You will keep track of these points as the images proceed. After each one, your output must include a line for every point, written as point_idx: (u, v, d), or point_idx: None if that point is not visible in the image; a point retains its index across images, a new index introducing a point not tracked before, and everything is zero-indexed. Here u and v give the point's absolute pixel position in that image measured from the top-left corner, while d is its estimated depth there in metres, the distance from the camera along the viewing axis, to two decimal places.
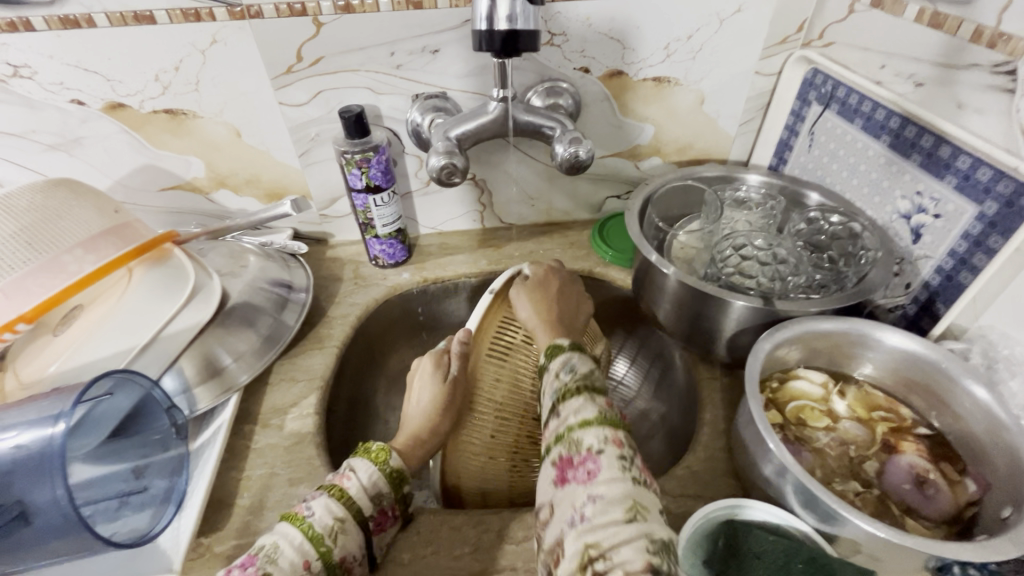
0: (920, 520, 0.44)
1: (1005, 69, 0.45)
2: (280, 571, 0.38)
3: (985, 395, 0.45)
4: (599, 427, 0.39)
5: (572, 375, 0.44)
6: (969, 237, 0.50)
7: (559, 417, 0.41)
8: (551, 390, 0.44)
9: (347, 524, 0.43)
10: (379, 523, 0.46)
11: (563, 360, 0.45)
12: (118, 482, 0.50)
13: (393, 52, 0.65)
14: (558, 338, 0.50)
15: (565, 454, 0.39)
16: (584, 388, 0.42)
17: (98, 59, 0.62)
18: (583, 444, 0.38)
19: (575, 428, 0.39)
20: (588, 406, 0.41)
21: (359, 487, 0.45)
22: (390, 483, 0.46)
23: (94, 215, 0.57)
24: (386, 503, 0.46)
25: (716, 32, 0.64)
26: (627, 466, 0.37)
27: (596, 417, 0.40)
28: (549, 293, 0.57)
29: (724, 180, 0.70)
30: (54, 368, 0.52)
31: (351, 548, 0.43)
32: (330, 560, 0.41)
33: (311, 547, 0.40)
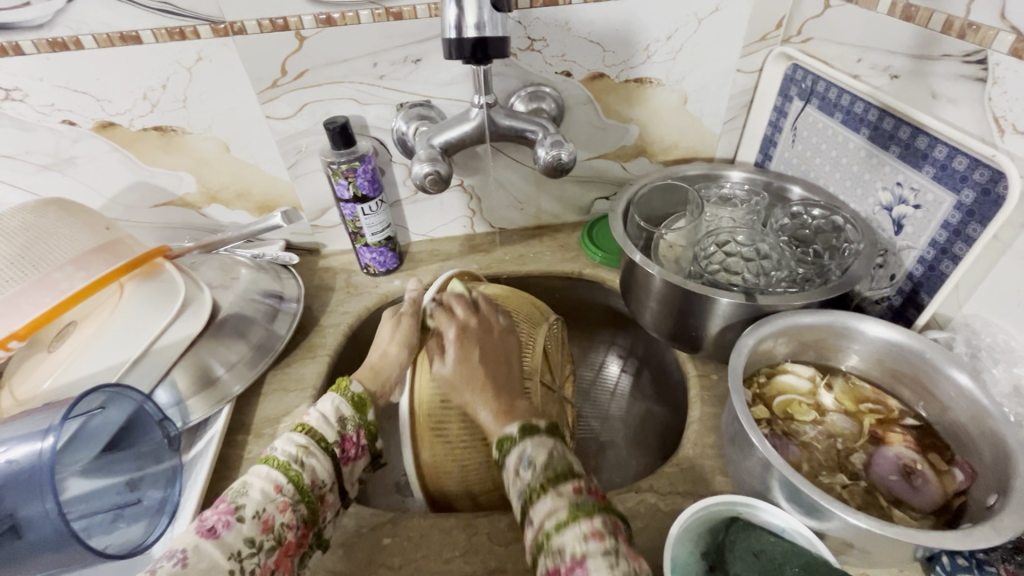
0: (908, 510, 0.44)
1: (976, 59, 0.45)
2: (252, 501, 0.41)
3: (968, 382, 0.45)
4: (574, 525, 0.38)
5: (533, 470, 0.41)
6: (948, 226, 0.50)
7: (533, 525, 0.39)
8: (514, 490, 0.41)
9: (313, 448, 0.45)
10: (346, 452, 0.48)
11: (518, 454, 0.42)
12: (111, 495, 0.51)
13: (376, 63, 0.66)
14: (501, 429, 0.45)
15: (551, 567, 0.37)
16: (550, 480, 0.40)
17: (87, 80, 0.63)
18: (566, 553, 0.37)
19: (552, 535, 0.38)
20: (561, 506, 0.39)
21: (322, 419, 0.47)
22: (353, 409, 0.49)
23: (85, 233, 0.58)
24: (350, 430, 0.48)
25: (695, 32, 0.65)
26: (615, 562, 0.36)
27: (569, 515, 0.38)
28: (474, 355, 0.49)
29: (708, 178, 0.71)
30: (48, 384, 0.53)
31: (320, 473, 0.45)
32: (302, 484, 0.43)
33: (279, 474, 0.43)
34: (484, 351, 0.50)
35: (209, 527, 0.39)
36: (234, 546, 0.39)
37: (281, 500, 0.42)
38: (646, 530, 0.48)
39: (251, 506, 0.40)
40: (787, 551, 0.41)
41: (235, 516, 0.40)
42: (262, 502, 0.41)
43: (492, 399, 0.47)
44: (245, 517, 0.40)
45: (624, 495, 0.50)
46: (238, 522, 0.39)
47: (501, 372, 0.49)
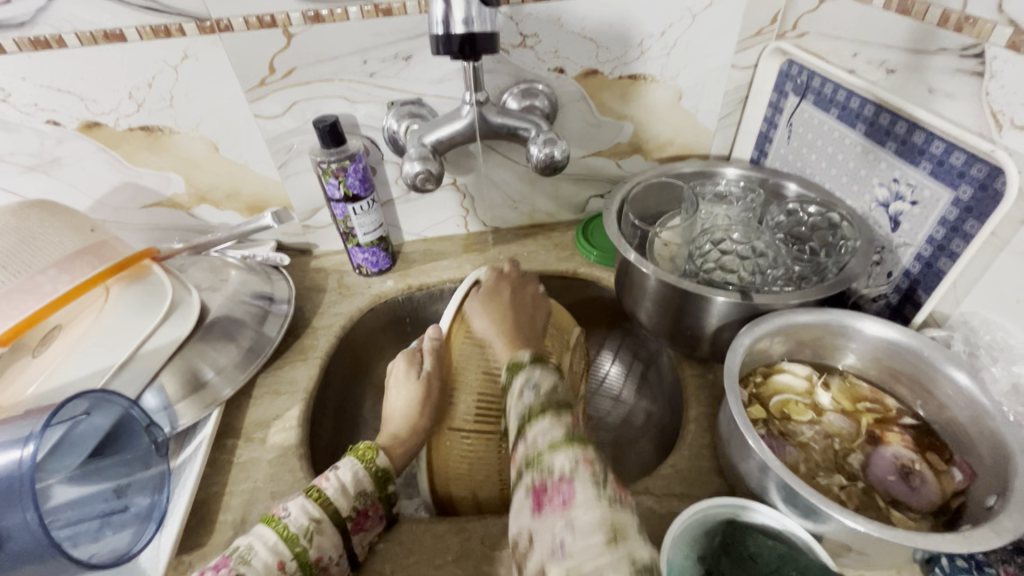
0: (906, 512, 0.44)
1: (973, 53, 0.44)
2: (254, 572, 0.38)
3: (966, 380, 0.45)
4: (565, 449, 0.35)
5: (536, 393, 0.40)
6: (946, 222, 0.49)
7: (526, 442, 0.37)
8: (515, 411, 0.40)
9: (324, 524, 0.43)
10: (359, 522, 0.46)
11: (524, 378, 0.41)
12: (97, 503, 0.50)
13: (366, 60, 0.64)
14: (514, 356, 0.47)
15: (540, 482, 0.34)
16: (549, 407, 0.38)
17: (71, 79, 0.62)
18: (555, 468, 0.34)
19: (546, 452, 0.35)
20: (557, 427, 0.37)
21: (340, 490, 0.45)
22: (375, 482, 0.47)
23: (69, 235, 0.57)
24: (368, 503, 0.46)
25: (689, 28, 0.64)
26: (601, 486, 0.33)
27: (564, 436, 0.36)
28: (502, 318, 0.53)
29: (703, 175, 0.70)
30: (32, 389, 0.51)
31: (328, 549, 0.43)
32: (306, 559, 0.41)
33: (285, 548, 0.41)
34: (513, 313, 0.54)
35: None
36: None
37: None
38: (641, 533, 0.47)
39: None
40: (783, 556, 0.40)
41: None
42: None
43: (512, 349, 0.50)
44: None
45: None
46: None
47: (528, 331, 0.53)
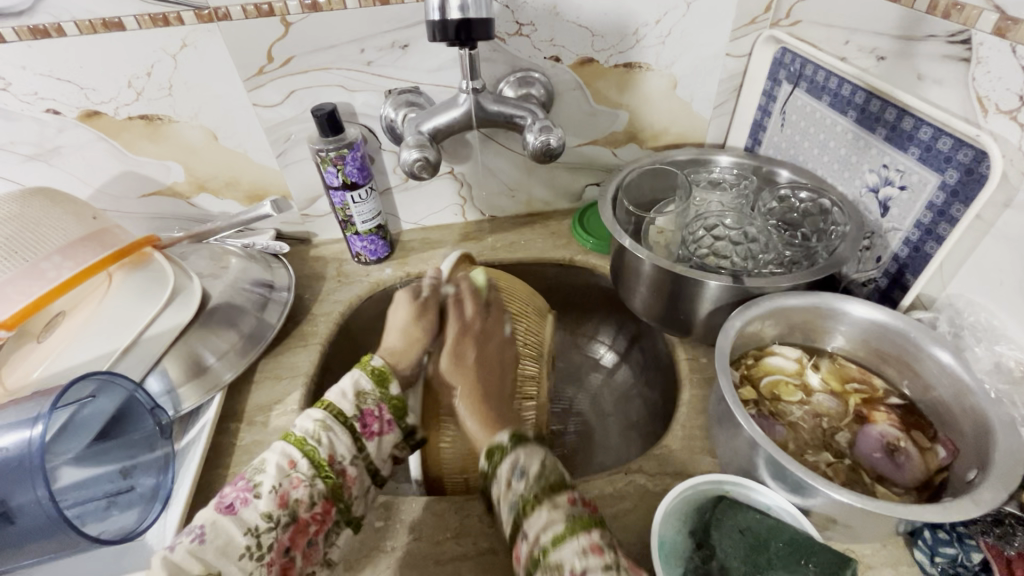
0: (892, 487, 0.45)
1: (960, 39, 0.45)
2: (268, 478, 0.42)
3: (950, 359, 0.46)
4: (574, 539, 0.37)
5: (526, 481, 0.40)
6: (933, 207, 0.50)
7: (528, 539, 0.38)
8: (506, 504, 0.41)
9: (329, 423, 0.45)
10: (367, 425, 0.47)
11: (509, 464, 0.41)
12: (105, 482, 0.51)
13: (363, 49, 0.65)
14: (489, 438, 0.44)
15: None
16: (544, 494, 0.40)
17: (71, 68, 0.62)
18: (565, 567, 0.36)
19: (550, 550, 0.37)
20: (556, 519, 0.38)
21: (342, 395, 0.47)
22: (375, 383, 0.48)
23: (71, 222, 0.57)
24: (371, 404, 0.47)
25: (684, 16, 0.64)
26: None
27: (566, 528, 0.38)
28: (469, 356, 0.50)
29: (697, 163, 0.71)
30: (38, 373, 0.52)
31: (340, 449, 0.45)
32: (317, 459, 0.44)
33: (294, 449, 0.44)
34: (479, 364, 0.50)
35: (230, 502, 0.41)
36: (250, 523, 0.40)
37: (295, 475, 0.43)
38: (635, 510, 0.48)
39: (267, 484, 0.42)
40: (771, 527, 0.42)
41: (251, 492, 0.41)
42: (278, 480, 0.42)
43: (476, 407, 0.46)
44: (260, 494, 0.41)
45: (613, 476, 0.51)
46: (255, 497, 0.41)
47: (500, 398, 0.48)
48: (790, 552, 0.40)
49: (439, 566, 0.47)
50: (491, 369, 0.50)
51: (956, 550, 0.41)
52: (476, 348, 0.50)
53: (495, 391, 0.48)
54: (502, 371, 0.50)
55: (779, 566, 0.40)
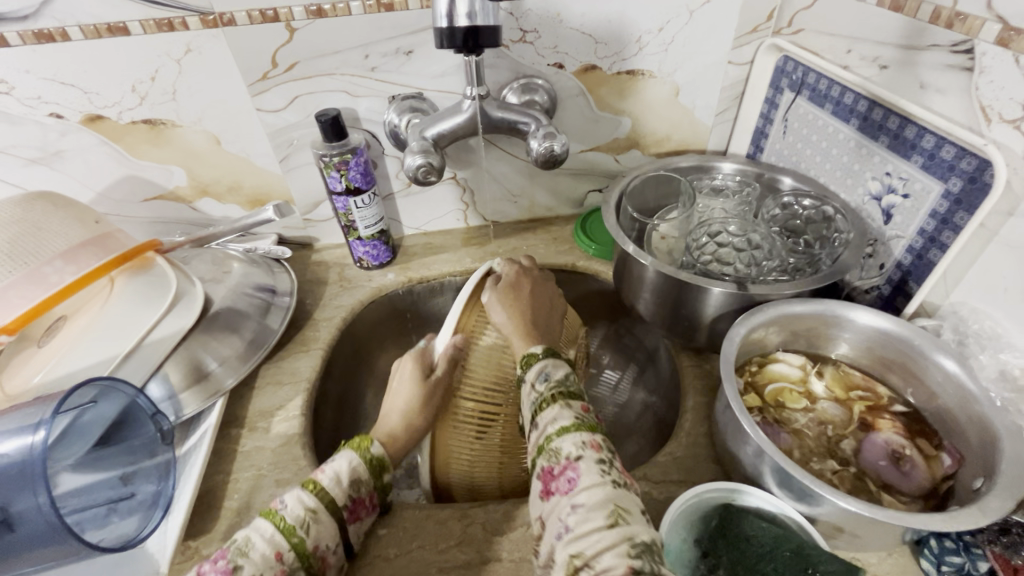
0: (897, 495, 0.45)
1: (963, 49, 0.45)
2: (252, 564, 0.39)
3: (954, 367, 0.46)
4: (576, 433, 0.39)
5: (548, 383, 0.44)
6: (936, 215, 0.51)
7: (537, 429, 0.41)
8: (529, 400, 0.44)
9: (321, 513, 0.43)
10: (355, 512, 0.46)
11: (537, 368, 0.45)
12: (105, 489, 0.51)
13: (367, 55, 0.65)
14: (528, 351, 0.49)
15: (546, 467, 0.39)
16: (560, 395, 0.43)
17: (75, 72, 0.62)
18: (562, 453, 0.38)
19: (554, 438, 0.40)
20: (565, 414, 0.41)
21: (336, 480, 0.45)
22: (371, 470, 0.47)
23: (74, 226, 0.57)
24: (362, 492, 0.46)
25: (687, 24, 0.65)
26: (606, 469, 0.37)
27: (573, 423, 0.40)
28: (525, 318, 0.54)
29: (700, 169, 0.71)
30: (38, 379, 0.52)
31: (325, 538, 0.43)
32: (304, 550, 0.41)
33: (283, 538, 0.41)
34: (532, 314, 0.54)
35: None
36: None
37: (281, 567, 0.40)
38: None
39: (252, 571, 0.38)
40: (777, 536, 0.41)
41: None
42: (263, 569, 0.39)
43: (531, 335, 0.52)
44: None
45: None
46: None
47: (545, 333, 0.54)
48: (797, 560, 0.40)
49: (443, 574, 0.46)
50: (540, 309, 0.56)
51: (963, 560, 0.41)
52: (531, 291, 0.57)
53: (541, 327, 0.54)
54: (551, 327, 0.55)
55: None
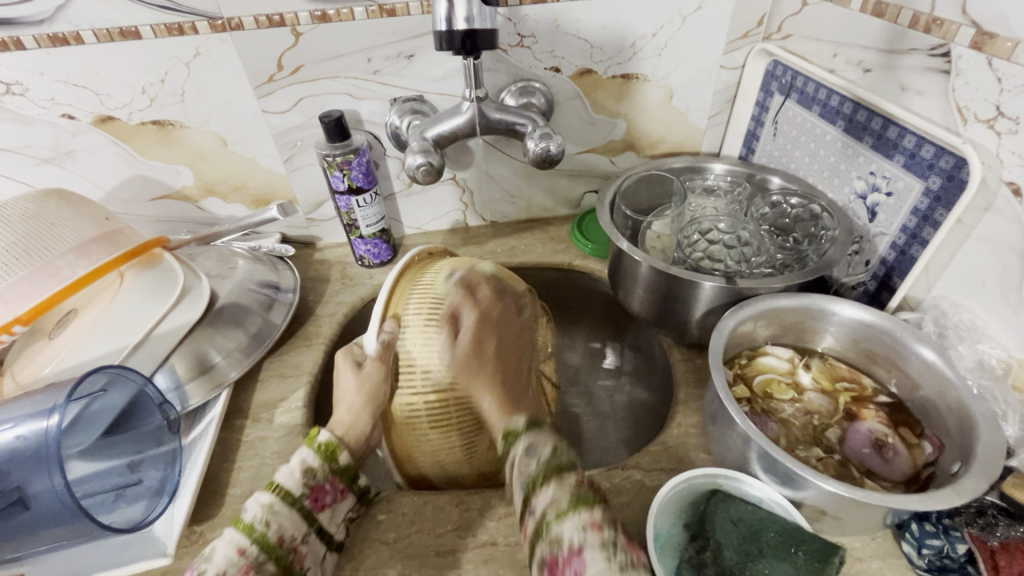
0: (880, 481, 0.47)
1: (940, 52, 0.47)
2: (213, 567, 0.39)
3: (933, 356, 0.48)
4: (574, 515, 0.37)
5: (537, 462, 0.41)
6: (918, 212, 0.52)
7: (533, 514, 0.39)
8: (517, 480, 0.41)
9: (278, 506, 0.43)
10: (320, 499, 0.46)
11: (522, 446, 0.43)
12: (113, 476, 0.52)
13: (370, 59, 0.67)
14: (505, 422, 0.47)
15: (549, 556, 0.36)
16: (551, 472, 0.40)
17: (87, 75, 0.65)
18: (563, 542, 0.36)
19: (552, 524, 0.37)
20: (562, 494, 0.38)
21: (289, 474, 0.45)
22: (323, 457, 0.46)
23: (85, 222, 0.59)
24: (322, 479, 0.46)
25: (679, 29, 0.67)
26: (612, 553, 0.35)
27: (570, 504, 0.38)
28: (490, 346, 0.53)
29: (692, 170, 0.73)
30: (50, 369, 0.54)
31: (289, 529, 0.43)
32: (268, 542, 0.41)
33: (243, 536, 0.41)
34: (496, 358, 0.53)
35: None
36: None
37: (244, 561, 0.40)
38: (632, 504, 0.50)
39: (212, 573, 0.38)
40: (763, 518, 0.43)
41: None
42: (224, 569, 0.39)
43: (497, 392, 0.50)
44: None
45: (611, 471, 0.52)
46: None
47: (513, 386, 0.51)
48: (783, 541, 0.42)
49: (440, 557, 0.48)
50: (508, 359, 0.54)
51: (943, 542, 0.42)
52: (493, 344, 0.53)
53: (508, 384, 0.51)
54: (516, 366, 0.54)
55: (771, 556, 0.41)
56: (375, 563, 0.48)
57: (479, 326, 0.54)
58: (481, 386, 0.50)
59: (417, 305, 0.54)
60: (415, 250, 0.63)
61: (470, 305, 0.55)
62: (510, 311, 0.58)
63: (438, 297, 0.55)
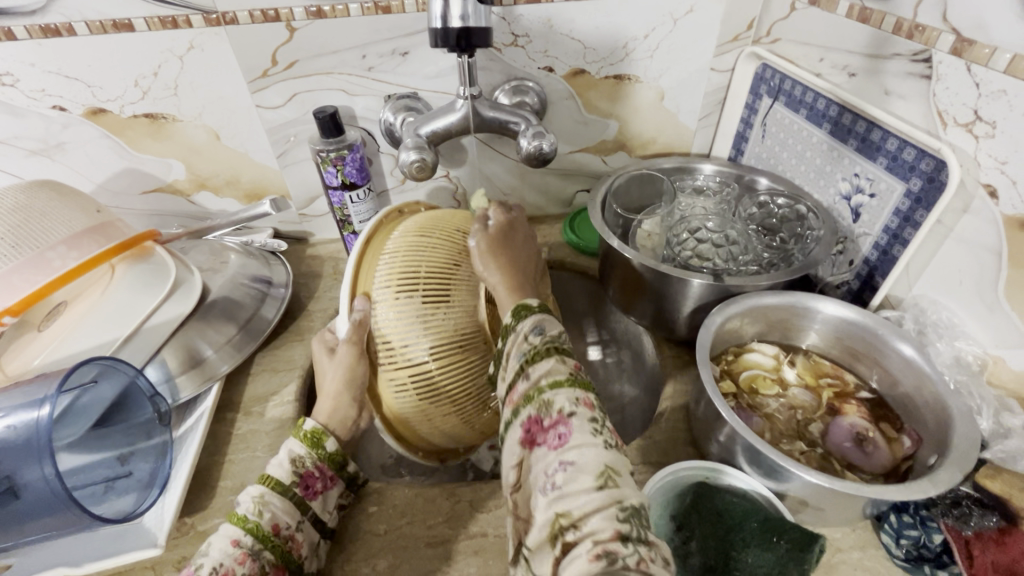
0: (859, 473, 0.48)
1: (922, 58, 0.49)
2: (210, 560, 0.40)
3: (911, 351, 0.49)
4: (568, 388, 0.39)
5: (540, 337, 0.42)
6: (899, 212, 0.54)
7: (527, 379, 0.40)
8: (517, 351, 0.42)
9: (269, 497, 0.45)
10: (310, 487, 0.47)
11: (529, 321, 0.43)
12: (102, 468, 0.52)
13: (365, 55, 0.68)
14: (514, 301, 0.47)
15: (535, 417, 0.38)
16: (553, 349, 0.41)
17: (79, 66, 0.64)
18: (554, 407, 0.38)
19: (546, 390, 0.39)
20: (558, 367, 0.40)
21: (279, 465, 0.47)
22: (309, 445, 0.49)
23: (76, 214, 0.59)
24: (311, 466, 0.48)
25: (671, 31, 0.68)
26: (598, 427, 0.37)
27: (567, 377, 0.39)
28: (505, 256, 0.51)
29: (681, 170, 0.74)
30: (38, 361, 0.54)
31: (284, 517, 0.44)
32: (263, 532, 0.43)
33: (237, 528, 0.42)
34: (510, 250, 0.52)
35: None
36: None
37: (241, 551, 0.41)
38: None
39: (208, 566, 0.40)
40: (746, 510, 0.44)
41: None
42: (221, 560, 0.40)
43: (507, 275, 0.49)
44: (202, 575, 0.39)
45: None
46: None
47: (526, 276, 0.51)
48: (764, 530, 0.42)
49: (430, 547, 0.48)
50: (523, 263, 0.52)
51: (919, 533, 0.43)
52: (504, 254, 0.51)
53: (524, 275, 0.50)
54: (528, 265, 0.52)
55: (756, 544, 0.42)
56: (366, 554, 0.48)
57: (492, 233, 0.53)
58: (497, 279, 0.49)
59: (386, 274, 0.51)
60: (375, 217, 0.56)
61: (480, 232, 0.52)
62: (520, 232, 0.55)
63: (407, 264, 0.51)
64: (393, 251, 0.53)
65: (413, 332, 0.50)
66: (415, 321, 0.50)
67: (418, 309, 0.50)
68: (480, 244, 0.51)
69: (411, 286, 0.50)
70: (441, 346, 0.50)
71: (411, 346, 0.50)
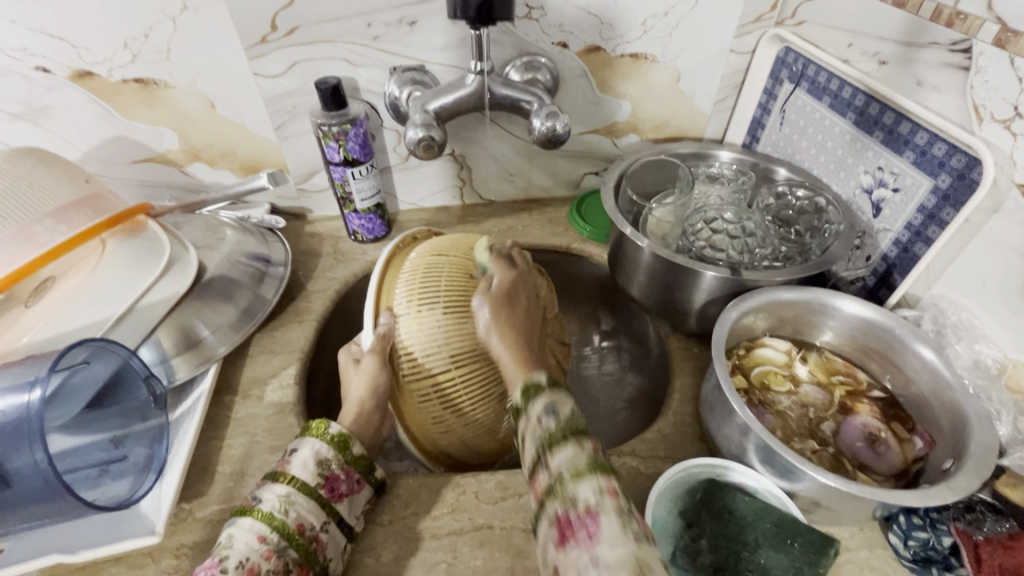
0: (871, 474, 0.48)
1: (961, 48, 0.47)
2: (236, 553, 0.41)
3: (931, 355, 0.48)
4: (590, 478, 0.36)
5: (556, 420, 0.39)
6: (924, 209, 0.52)
7: (547, 469, 0.38)
8: (530, 437, 0.40)
9: (294, 496, 0.44)
10: (337, 489, 0.46)
11: (541, 402, 0.40)
12: (97, 451, 0.50)
13: (370, 23, 0.64)
14: (526, 378, 0.43)
15: (562, 513, 0.36)
16: (569, 433, 0.38)
17: (63, 24, 0.60)
18: (579, 500, 0.35)
19: (569, 482, 0.36)
20: (579, 454, 0.37)
21: (303, 466, 0.46)
22: (336, 448, 0.47)
23: (64, 184, 0.56)
24: (337, 469, 0.47)
25: (691, 10, 0.65)
26: (628, 521, 0.35)
27: (588, 464, 0.37)
28: (517, 315, 0.50)
29: (698, 156, 0.71)
30: (26, 339, 0.51)
31: (308, 517, 0.44)
32: (289, 530, 0.43)
33: (263, 524, 0.43)
34: (523, 322, 0.50)
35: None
36: None
37: (266, 547, 0.41)
38: (627, 491, 0.50)
39: (234, 560, 0.40)
40: (760, 510, 0.44)
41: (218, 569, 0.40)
42: (246, 554, 0.41)
43: (517, 347, 0.47)
44: (228, 569, 0.40)
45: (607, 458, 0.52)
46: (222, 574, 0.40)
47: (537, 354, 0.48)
48: (778, 532, 0.43)
49: (435, 540, 0.48)
50: (532, 328, 0.51)
51: (929, 535, 0.43)
52: (510, 318, 0.49)
53: (528, 345, 0.48)
54: (536, 327, 0.51)
55: (767, 546, 0.42)
56: (370, 544, 0.48)
57: (504, 293, 0.51)
58: (508, 357, 0.46)
59: (407, 289, 0.53)
60: (395, 239, 0.58)
61: (484, 292, 0.50)
62: (523, 295, 0.52)
63: (427, 279, 0.53)
64: (413, 271, 0.54)
65: (437, 342, 0.51)
66: (438, 333, 0.51)
67: (440, 324, 0.51)
68: (485, 311, 0.49)
69: (433, 300, 0.52)
70: (462, 356, 0.51)
71: (433, 356, 0.51)
